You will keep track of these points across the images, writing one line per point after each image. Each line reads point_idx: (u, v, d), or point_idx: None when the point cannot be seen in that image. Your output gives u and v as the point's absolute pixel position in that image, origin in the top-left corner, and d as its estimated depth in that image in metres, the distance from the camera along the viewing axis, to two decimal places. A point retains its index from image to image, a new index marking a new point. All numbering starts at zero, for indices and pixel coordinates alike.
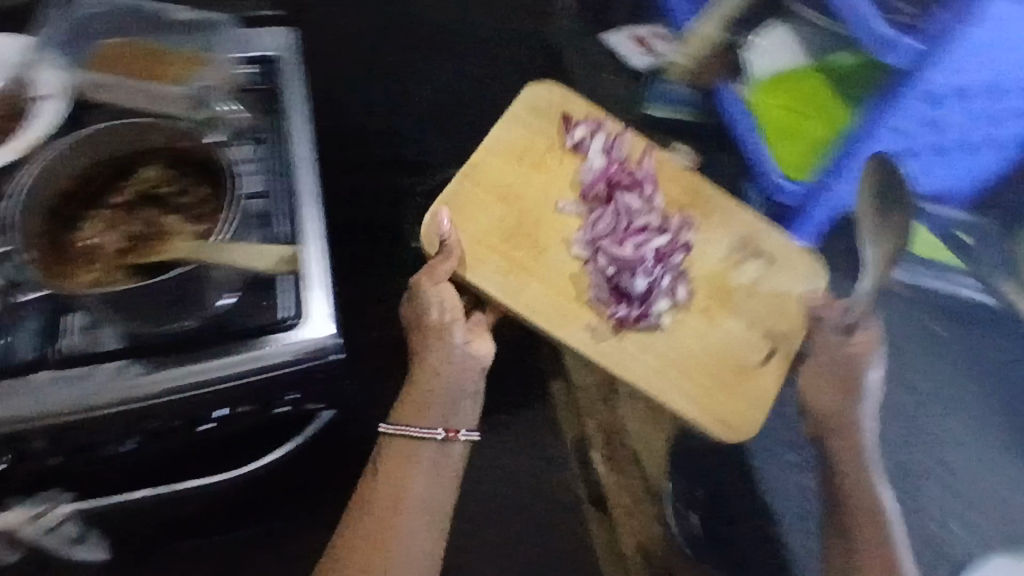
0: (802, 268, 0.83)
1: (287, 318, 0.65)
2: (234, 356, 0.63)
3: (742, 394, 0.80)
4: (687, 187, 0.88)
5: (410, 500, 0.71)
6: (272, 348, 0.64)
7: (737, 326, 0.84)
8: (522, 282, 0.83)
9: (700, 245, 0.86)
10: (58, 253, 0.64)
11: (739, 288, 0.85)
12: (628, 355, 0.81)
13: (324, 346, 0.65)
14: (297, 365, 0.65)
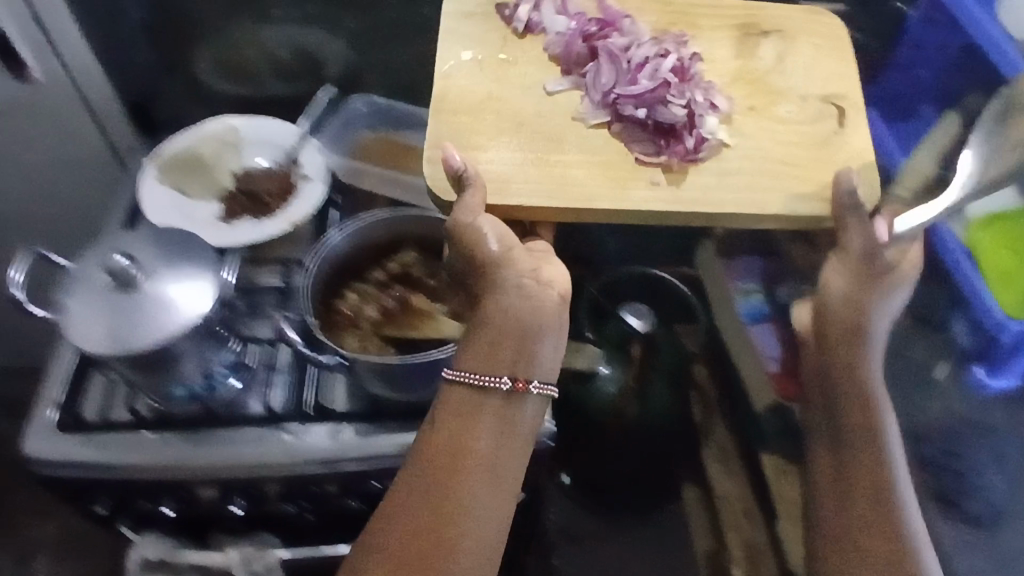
0: (846, 66, 0.77)
1: None
2: None
3: (825, 166, 0.70)
4: (693, 29, 0.78)
5: (473, 457, 0.54)
6: None
7: (791, 109, 0.74)
8: (574, 137, 0.71)
9: (701, 49, 0.77)
10: (327, 319, 0.68)
11: (766, 72, 0.76)
12: (711, 170, 0.70)
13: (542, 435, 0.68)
14: None
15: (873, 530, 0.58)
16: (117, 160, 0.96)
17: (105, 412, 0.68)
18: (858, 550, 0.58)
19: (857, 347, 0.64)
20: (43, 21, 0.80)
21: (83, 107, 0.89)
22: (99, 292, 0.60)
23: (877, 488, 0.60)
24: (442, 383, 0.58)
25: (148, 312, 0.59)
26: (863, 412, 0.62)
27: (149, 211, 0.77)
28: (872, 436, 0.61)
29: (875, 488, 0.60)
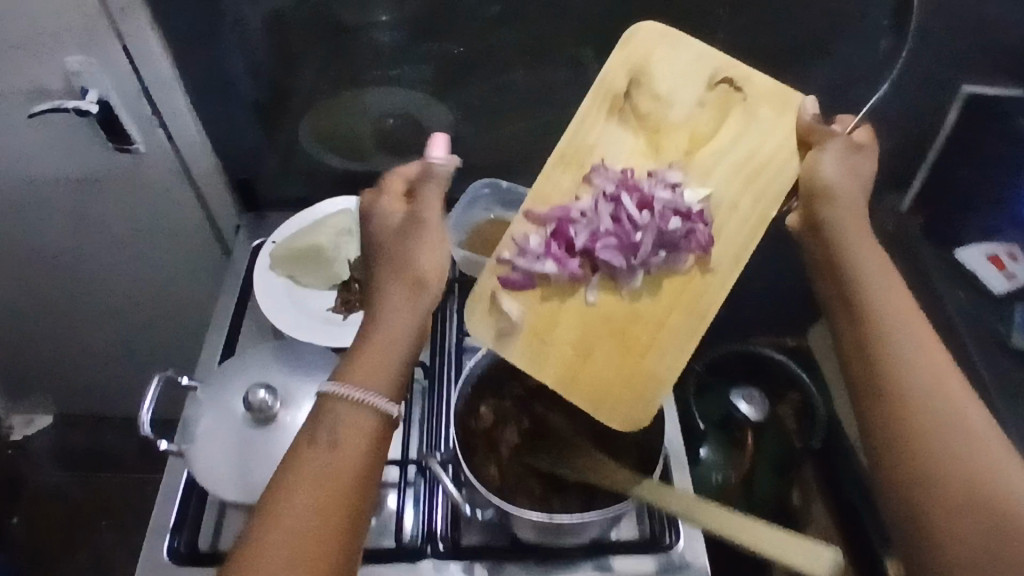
0: (702, 57, 0.65)
1: (665, 537, 0.63)
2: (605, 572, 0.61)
3: (779, 173, 0.62)
4: (594, 156, 0.64)
5: (336, 464, 0.46)
6: (650, 566, 0.62)
7: (709, 118, 0.64)
8: (652, 288, 0.61)
9: (614, 157, 0.64)
10: (486, 439, 0.62)
11: (660, 100, 0.65)
12: (733, 234, 0.61)
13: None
14: None
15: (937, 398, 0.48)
16: (211, 227, 0.92)
17: (220, 535, 0.62)
18: (902, 436, 0.48)
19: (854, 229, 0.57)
20: (154, 96, 0.77)
21: (185, 177, 0.85)
22: (231, 425, 0.55)
23: (935, 391, 0.49)
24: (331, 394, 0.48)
25: (285, 450, 0.54)
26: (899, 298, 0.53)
27: (263, 302, 0.73)
28: (894, 295, 0.53)
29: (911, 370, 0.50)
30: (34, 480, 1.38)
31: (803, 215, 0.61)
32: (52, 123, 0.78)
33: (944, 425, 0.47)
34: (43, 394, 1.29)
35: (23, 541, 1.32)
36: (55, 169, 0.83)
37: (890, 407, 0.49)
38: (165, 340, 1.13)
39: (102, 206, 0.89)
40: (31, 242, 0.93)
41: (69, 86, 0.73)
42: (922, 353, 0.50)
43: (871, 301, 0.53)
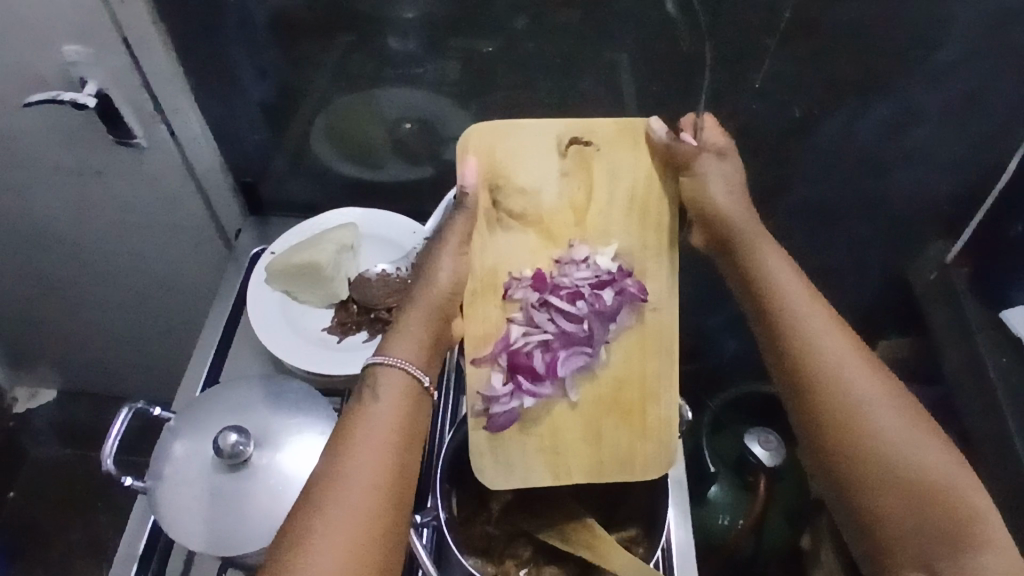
0: (542, 130, 0.58)
1: None
2: None
3: (665, 205, 0.58)
4: (498, 266, 0.58)
5: (387, 423, 0.47)
6: None
7: (581, 186, 0.58)
8: (623, 354, 0.58)
9: (513, 264, 0.58)
10: (476, 496, 0.59)
11: (515, 181, 0.58)
12: (655, 271, 0.59)
13: None
14: None
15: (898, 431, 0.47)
16: (216, 226, 0.88)
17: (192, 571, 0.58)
18: (871, 480, 0.46)
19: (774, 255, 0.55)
20: (156, 89, 0.73)
21: (188, 174, 0.82)
22: (202, 466, 0.51)
23: (839, 402, 0.48)
24: (377, 366, 0.50)
25: (254, 499, 0.50)
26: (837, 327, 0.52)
27: (254, 317, 0.69)
28: (833, 326, 0.52)
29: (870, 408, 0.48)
30: (34, 454, 1.34)
31: (703, 233, 0.59)
32: (52, 113, 0.74)
33: (912, 458, 0.46)
34: (46, 371, 1.27)
35: (16, 517, 1.27)
36: (55, 158, 0.80)
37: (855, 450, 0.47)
38: (165, 331, 1.09)
39: (104, 198, 0.85)
40: (34, 226, 0.91)
41: (68, 77, 0.70)
42: (825, 361, 0.50)
43: (812, 337, 0.51)
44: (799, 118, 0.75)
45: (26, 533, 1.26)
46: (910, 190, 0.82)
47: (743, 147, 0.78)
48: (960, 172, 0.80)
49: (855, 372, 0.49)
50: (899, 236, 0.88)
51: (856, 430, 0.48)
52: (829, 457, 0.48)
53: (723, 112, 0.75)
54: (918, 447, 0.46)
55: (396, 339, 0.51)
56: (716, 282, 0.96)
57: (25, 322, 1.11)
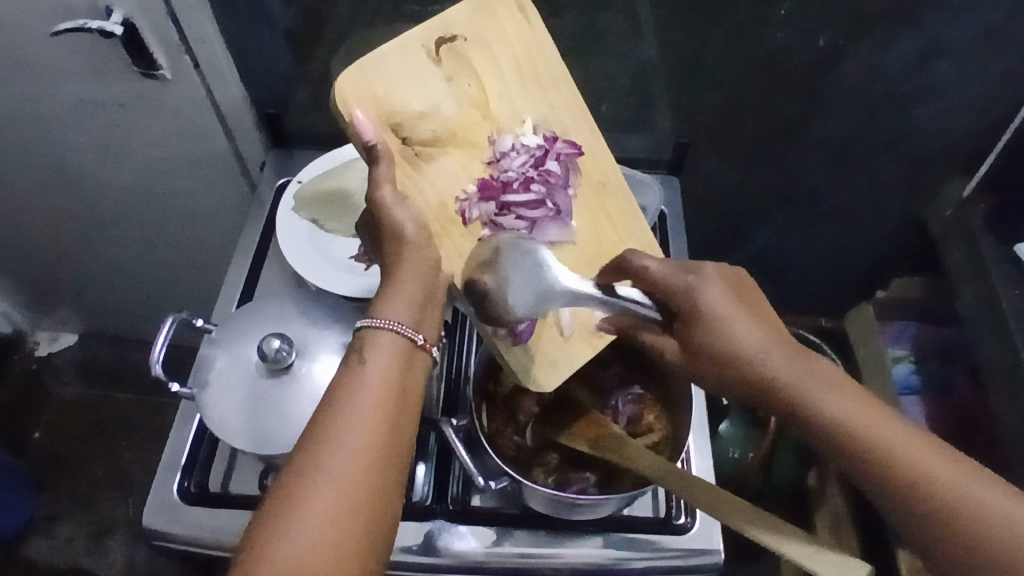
0: (405, 50, 0.58)
1: (680, 518, 0.61)
2: (618, 547, 0.60)
3: (546, 55, 0.62)
4: (445, 195, 0.58)
5: (374, 398, 0.44)
6: (659, 547, 0.60)
7: (472, 84, 0.60)
8: (584, 216, 0.63)
9: (455, 186, 0.58)
10: (505, 409, 0.61)
11: (412, 106, 0.57)
12: (567, 118, 0.63)
13: (710, 558, 0.60)
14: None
15: (926, 459, 0.44)
16: (237, 161, 0.89)
17: (231, 478, 0.61)
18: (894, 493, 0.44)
19: (739, 321, 0.52)
20: (181, 19, 0.73)
21: (211, 107, 0.82)
22: (244, 372, 0.54)
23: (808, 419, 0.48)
24: (367, 328, 0.47)
25: (292, 404, 0.52)
26: (807, 366, 0.49)
27: (285, 246, 0.71)
28: (806, 370, 0.49)
29: (895, 447, 0.45)
30: (57, 393, 1.36)
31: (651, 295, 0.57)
32: (75, 43, 0.75)
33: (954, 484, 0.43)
34: (66, 312, 1.29)
35: (43, 453, 1.31)
36: (78, 89, 0.80)
37: (906, 499, 0.44)
38: (185, 270, 1.11)
39: (126, 131, 0.86)
40: (57, 161, 0.91)
41: (94, 5, 0.70)
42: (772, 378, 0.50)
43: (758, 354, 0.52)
44: (825, 48, 0.74)
45: (53, 467, 1.30)
46: (930, 128, 0.83)
47: (766, 79, 0.77)
48: (983, 109, 0.80)
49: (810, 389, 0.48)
50: (918, 174, 0.88)
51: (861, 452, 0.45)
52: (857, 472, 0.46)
53: (748, 43, 0.74)
54: (939, 468, 0.43)
55: (386, 300, 0.49)
56: (732, 221, 0.96)
57: (47, 261, 1.12)
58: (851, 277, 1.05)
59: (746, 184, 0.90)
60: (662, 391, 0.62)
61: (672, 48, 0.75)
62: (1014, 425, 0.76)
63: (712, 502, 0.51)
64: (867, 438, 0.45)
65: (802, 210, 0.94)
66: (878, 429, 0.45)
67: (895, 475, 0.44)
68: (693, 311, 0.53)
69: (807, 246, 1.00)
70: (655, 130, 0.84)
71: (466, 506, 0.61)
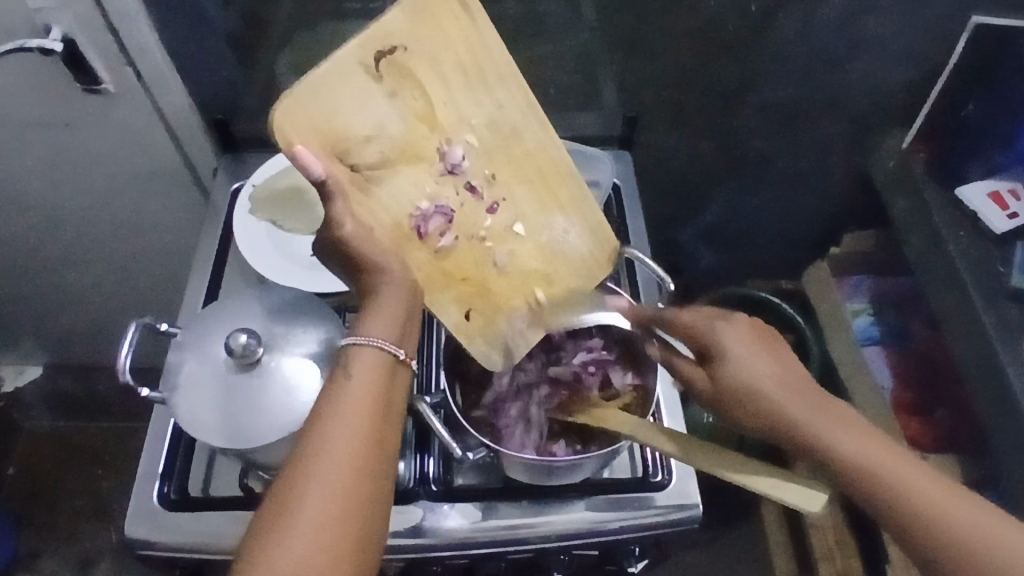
0: (343, 70, 0.55)
1: (657, 476, 0.63)
2: (598, 510, 0.61)
3: (490, 53, 0.60)
4: (399, 213, 0.58)
5: (355, 415, 0.44)
6: (641, 506, 0.62)
7: (415, 99, 0.58)
8: (537, 211, 0.64)
9: (409, 205, 0.58)
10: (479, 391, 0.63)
11: (358, 134, 0.55)
12: (512, 115, 0.62)
13: (689, 512, 0.62)
14: (656, 530, 0.62)
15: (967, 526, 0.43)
16: (190, 172, 0.88)
17: (211, 482, 0.61)
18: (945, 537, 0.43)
19: (760, 359, 0.51)
20: (120, 30, 0.72)
21: (159, 120, 0.81)
22: (214, 372, 0.54)
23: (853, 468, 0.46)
24: (348, 345, 0.48)
25: (262, 399, 0.53)
26: (840, 418, 0.47)
27: (243, 248, 0.71)
28: (839, 424, 0.47)
29: (942, 507, 0.43)
30: (27, 428, 1.33)
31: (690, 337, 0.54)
32: (13, 63, 0.73)
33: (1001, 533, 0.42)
34: (29, 345, 1.26)
35: (19, 489, 1.28)
36: (20, 110, 0.79)
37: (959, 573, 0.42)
38: (147, 289, 1.09)
39: (73, 149, 0.85)
40: (5, 188, 0.90)
41: (30, 21, 0.69)
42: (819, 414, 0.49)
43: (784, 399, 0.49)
44: (758, 15, 0.77)
45: (29, 504, 1.27)
46: (866, 85, 0.86)
47: (705, 49, 0.80)
48: (914, 62, 0.83)
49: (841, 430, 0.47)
50: (858, 131, 0.92)
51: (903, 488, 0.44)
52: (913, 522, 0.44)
53: (683, 14, 0.76)
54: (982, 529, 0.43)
55: (366, 317, 0.49)
56: (688, 191, 0.99)
57: (3, 293, 1.09)
58: (806, 238, 1.08)
59: (696, 153, 0.93)
60: (630, 351, 0.63)
61: (612, 24, 0.76)
62: (968, 359, 0.80)
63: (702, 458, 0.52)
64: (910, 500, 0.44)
65: (752, 176, 0.97)
66: (918, 484, 0.44)
67: (939, 536, 0.43)
68: (718, 338, 0.52)
69: (761, 211, 1.03)
70: (603, 107, 0.86)
71: (448, 483, 0.62)
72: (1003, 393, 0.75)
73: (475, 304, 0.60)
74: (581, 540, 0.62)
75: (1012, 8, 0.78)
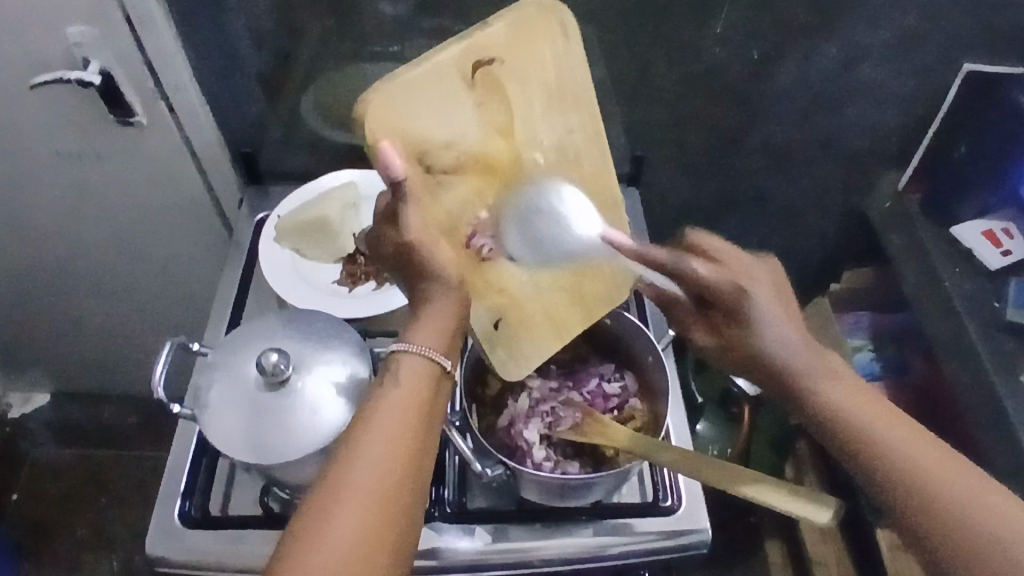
0: (440, 75, 0.56)
1: (667, 501, 0.64)
2: (609, 533, 0.62)
3: (575, 79, 0.60)
4: (458, 221, 0.59)
5: (398, 419, 0.45)
6: (651, 530, 0.63)
7: (497, 113, 0.59)
8: None
9: (465, 212, 0.59)
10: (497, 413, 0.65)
11: (439, 140, 0.57)
12: (583, 142, 0.62)
13: (698, 536, 0.63)
14: (666, 555, 0.63)
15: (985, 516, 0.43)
16: (212, 202, 0.91)
17: (230, 502, 0.63)
18: (930, 501, 0.44)
19: (779, 325, 0.52)
20: (157, 67, 0.76)
21: (186, 151, 0.85)
22: (245, 388, 0.56)
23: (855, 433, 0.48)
24: (396, 353, 0.49)
25: (289, 417, 0.55)
26: (853, 391, 0.49)
27: (268, 272, 0.74)
28: (851, 392, 0.49)
29: (936, 473, 0.45)
30: (31, 456, 1.33)
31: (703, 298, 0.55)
32: (53, 97, 0.77)
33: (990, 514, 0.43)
34: (37, 372, 1.27)
35: (18, 518, 1.27)
36: (55, 142, 0.83)
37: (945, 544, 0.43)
38: (162, 317, 1.11)
39: (102, 180, 0.88)
40: (31, 216, 0.93)
41: (73, 58, 0.73)
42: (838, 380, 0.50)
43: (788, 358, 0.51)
44: (760, 60, 0.81)
45: (29, 533, 1.26)
46: (862, 128, 0.90)
47: (710, 92, 0.84)
48: (908, 107, 0.87)
49: (842, 395, 0.49)
50: (855, 171, 0.95)
51: (901, 454, 0.46)
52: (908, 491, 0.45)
53: (690, 60, 0.80)
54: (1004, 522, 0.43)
55: (413, 328, 0.50)
56: (692, 226, 1.02)
57: (18, 319, 1.11)
58: (808, 274, 1.11)
59: (700, 190, 0.96)
60: (643, 380, 0.66)
61: (622, 68, 0.80)
62: (967, 390, 0.82)
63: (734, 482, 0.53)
64: (910, 465, 0.45)
65: (754, 213, 1.01)
66: (913, 451, 0.46)
67: (930, 505, 0.44)
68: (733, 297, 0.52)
69: (763, 247, 1.06)
70: (612, 146, 0.89)
71: (461, 506, 0.64)
72: (1001, 423, 0.77)
73: (506, 313, 0.63)
74: (591, 563, 0.63)
75: (999, 58, 0.82)
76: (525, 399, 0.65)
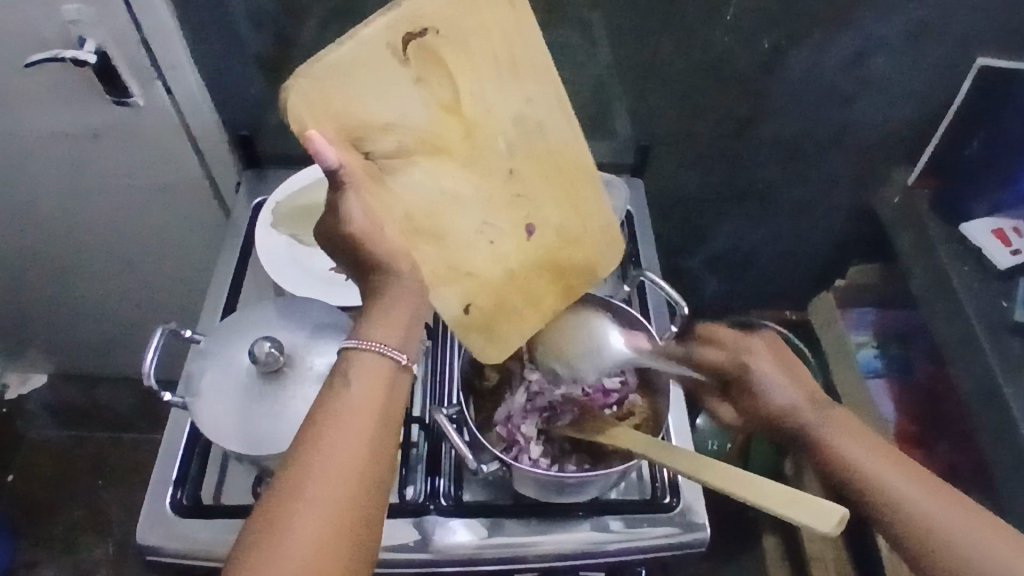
0: (369, 53, 0.50)
1: (666, 498, 0.64)
2: (606, 529, 0.62)
3: (526, 44, 0.56)
4: (412, 209, 0.54)
5: (350, 423, 0.44)
6: (649, 528, 0.62)
7: (443, 87, 0.53)
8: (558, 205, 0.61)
9: (416, 198, 0.54)
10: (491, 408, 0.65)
11: (373, 121, 0.51)
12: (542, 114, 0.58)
13: (696, 534, 0.62)
14: (662, 553, 0.63)
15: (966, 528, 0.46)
16: (211, 185, 0.90)
17: (222, 490, 0.62)
18: (884, 501, 0.48)
19: (777, 371, 0.56)
20: (153, 46, 0.75)
21: (184, 133, 0.83)
22: (236, 372, 0.56)
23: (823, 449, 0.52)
24: (348, 349, 0.47)
25: (281, 407, 0.54)
26: (851, 429, 0.52)
27: (265, 258, 0.73)
28: (840, 427, 0.52)
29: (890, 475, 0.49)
30: (28, 437, 1.33)
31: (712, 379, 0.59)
32: (47, 75, 0.76)
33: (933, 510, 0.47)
34: (34, 354, 1.26)
35: (16, 499, 1.27)
36: (49, 121, 0.81)
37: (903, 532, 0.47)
38: (159, 300, 1.10)
39: (96, 161, 0.86)
40: (26, 197, 0.91)
41: (68, 35, 0.71)
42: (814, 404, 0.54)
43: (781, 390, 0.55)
44: (770, 50, 0.79)
45: (25, 515, 1.26)
46: (873, 121, 0.88)
47: (718, 82, 0.82)
48: (920, 101, 0.86)
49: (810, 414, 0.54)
50: (863, 166, 0.94)
51: (862, 462, 0.50)
52: (870, 491, 0.49)
53: (699, 49, 0.79)
54: (943, 510, 0.47)
55: (368, 322, 0.48)
56: (697, 218, 1.00)
57: (14, 299, 1.10)
58: (812, 269, 1.10)
59: (705, 182, 0.95)
60: (643, 375, 0.64)
61: (628, 55, 0.79)
62: (970, 391, 0.81)
63: (720, 479, 0.51)
64: (871, 471, 0.49)
65: (760, 206, 0.99)
66: (871, 460, 0.50)
67: (891, 505, 0.48)
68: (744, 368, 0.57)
69: (768, 241, 1.05)
70: (617, 135, 0.88)
71: (457, 499, 0.63)
72: (1005, 425, 0.76)
73: (475, 300, 0.58)
74: (589, 560, 0.62)
75: (1015, 52, 0.81)
76: (517, 393, 0.64)
